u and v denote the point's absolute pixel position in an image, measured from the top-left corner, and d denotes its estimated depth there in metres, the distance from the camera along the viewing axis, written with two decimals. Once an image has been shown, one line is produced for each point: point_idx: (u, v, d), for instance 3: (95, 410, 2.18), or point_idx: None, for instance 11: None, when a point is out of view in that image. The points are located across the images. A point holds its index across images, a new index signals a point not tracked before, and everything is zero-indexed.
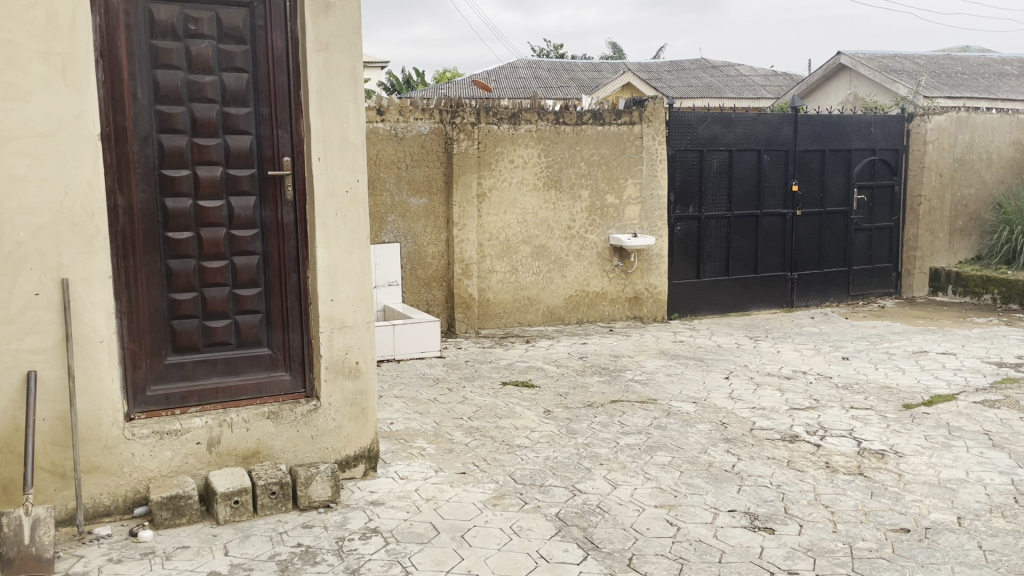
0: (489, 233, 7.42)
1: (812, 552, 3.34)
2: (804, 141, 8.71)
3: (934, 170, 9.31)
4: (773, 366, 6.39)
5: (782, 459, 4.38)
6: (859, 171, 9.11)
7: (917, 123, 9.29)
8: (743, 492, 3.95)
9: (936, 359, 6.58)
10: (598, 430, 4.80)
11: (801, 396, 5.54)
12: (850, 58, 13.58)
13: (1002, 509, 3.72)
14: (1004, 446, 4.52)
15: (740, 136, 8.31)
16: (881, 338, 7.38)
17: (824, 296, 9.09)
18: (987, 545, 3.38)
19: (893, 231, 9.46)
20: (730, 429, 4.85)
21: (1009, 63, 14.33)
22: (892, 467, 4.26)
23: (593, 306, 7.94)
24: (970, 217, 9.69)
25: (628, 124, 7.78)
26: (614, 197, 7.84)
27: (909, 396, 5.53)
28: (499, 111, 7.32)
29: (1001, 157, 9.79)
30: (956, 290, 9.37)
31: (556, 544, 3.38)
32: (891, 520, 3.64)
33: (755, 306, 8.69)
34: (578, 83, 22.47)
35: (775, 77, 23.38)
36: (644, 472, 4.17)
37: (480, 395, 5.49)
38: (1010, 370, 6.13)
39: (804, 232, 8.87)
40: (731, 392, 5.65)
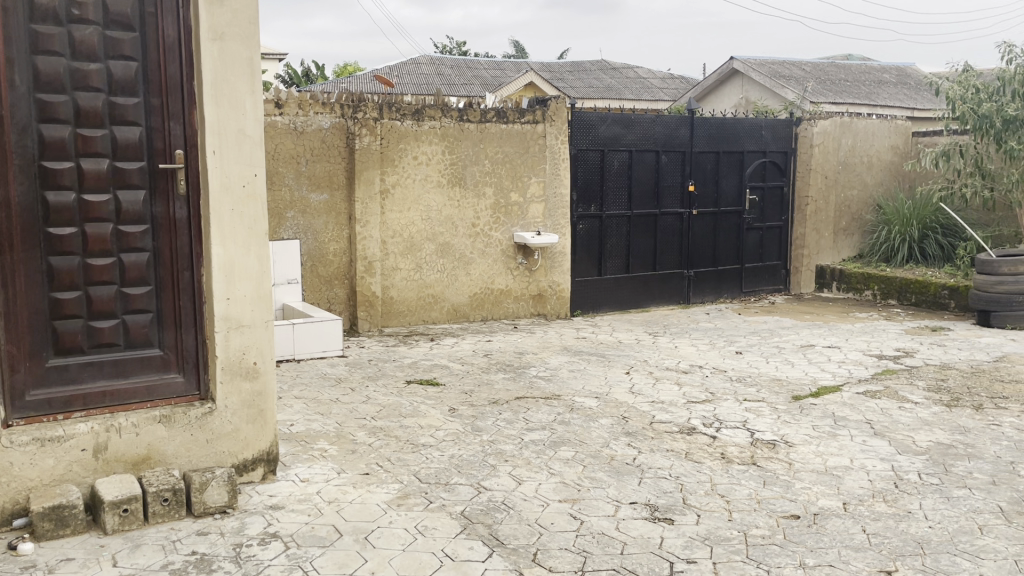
0: (392, 230, 7.33)
1: (709, 540, 3.45)
2: (700, 142, 8.98)
3: (819, 172, 9.76)
4: (672, 361, 6.57)
5: (680, 451, 4.50)
6: (751, 173, 9.47)
7: (804, 128, 9.73)
8: (644, 485, 4.04)
9: (822, 352, 6.91)
10: (503, 427, 4.81)
11: (698, 390, 5.70)
12: (742, 64, 14.15)
13: (883, 494, 3.94)
14: (885, 434, 4.78)
15: (640, 137, 8.50)
16: (771, 333, 7.70)
17: (719, 292, 9.43)
18: (870, 528, 3.57)
19: (782, 231, 9.90)
20: (631, 424, 4.95)
21: (887, 72, 15.19)
22: (783, 456, 4.44)
23: (498, 304, 7.96)
24: (853, 217, 10.21)
25: (531, 123, 7.85)
26: (518, 195, 7.89)
27: (798, 388, 5.78)
28: (402, 107, 7.25)
29: (881, 160, 10.35)
30: (839, 286, 9.87)
31: (461, 543, 3.37)
32: (782, 508, 3.79)
33: (654, 303, 8.92)
34: (481, 81, 22.48)
35: (672, 80, 24.06)
36: (548, 467, 4.21)
37: (383, 394, 5.41)
38: (890, 362, 6.50)
39: (700, 231, 9.16)
40: (631, 386, 5.77)
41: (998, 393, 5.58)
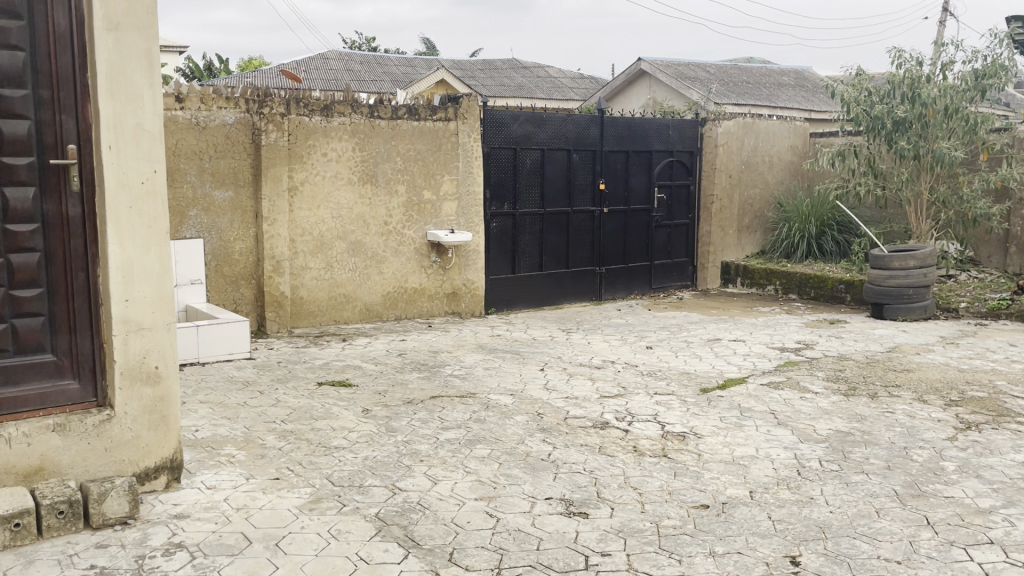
0: (301, 228, 7.17)
1: (623, 533, 3.51)
2: (610, 142, 9.12)
3: (724, 172, 10.06)
4: (585, 357, 6.65)
5: (594, 446, 4.56)
6: (658, 172, 9.69)
7: (709, 128, 10.00)
8: (559, 480, 4.07)
9: (728, 345, 7.12)
10: (418, 427, 4.76)
11: (610, 385, 5.79)
12: (649, 65, 14.47)
13: (787, 481, 4.08)
14: (787, 424, 4.97)
15: (551, 135, 8.56)
16: (679, 328, 7.89)
17: (629, 289, 9.62)
18: (775, 515, 3.70)
19: (689, 228, 10.17)
20: (545, 420, 4.98)
21: (786, 74, 15.78)
22: (692, 448, 4.56)
23: (411, 303, 7.89)
24: (755, 215, 10.57)
25: (443, 121, 7.83)
26: (430, 193, 7.84)
27: (705, 380, 5.95)
28: (310, 103, 7.10)
29: (781, 160, 10.74)
30: (743, 281, 10.20)
31: (376, 545, 3.32)
32: (692, 498, 3.89)
33: (567, 300, 9.02)
34: (392, 78, 22.22)
35: (582, 80, 24.37)
36: (464, 465, 4.20)
37: (294, 397, 5.29)
38: (791, 354, 6.76)
39: (610, 228, 9.30)
40: (546, 383, 5.81)
41: (891, 382, 5.87)
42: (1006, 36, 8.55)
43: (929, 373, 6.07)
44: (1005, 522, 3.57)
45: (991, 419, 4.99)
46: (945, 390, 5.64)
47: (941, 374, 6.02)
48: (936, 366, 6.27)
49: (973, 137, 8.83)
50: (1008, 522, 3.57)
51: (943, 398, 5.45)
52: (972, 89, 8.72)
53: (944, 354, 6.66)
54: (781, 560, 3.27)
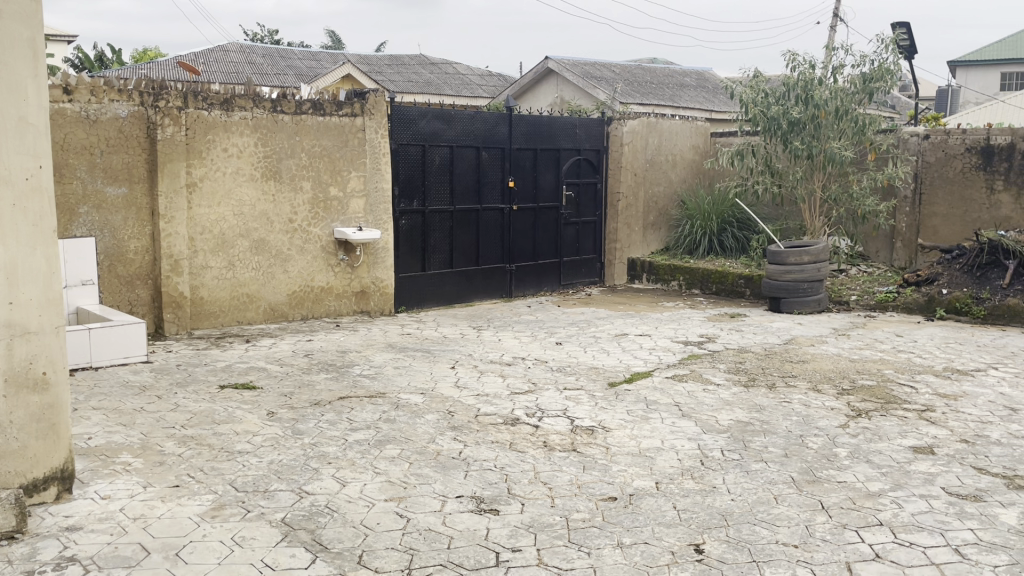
0: (201, 226, 6.92)
1: (533, 528, 3.53)
2: (518, 140, 9.16)
3: (629, 170, 10.26)
4: (495, 354, 6.67)
5: (504, 442, 4.57)
6: (566, 170, 9.79)
7: (615, 126, 10.18)
8: (470, 477, 4.06)
9: (635, 340, 7.27)
10: (325, 429, 4.67)
11: (520, 381, 5.83)
12: (556, 64, 14.62)
13: (691, 471, 4.20)
14: (692, 415, 5.11)
15: (460, 133, 8.54)
16: (588, 323, 8.02)
17: (539, 286, 9.70)
18: (680, 505, 3.80)
19: (596, 225, 10.33)
20: (456, 418, 4.97)
21: (688, 75, 16.23)
22: (600, 441, 4.63)
23: (318, 302, 7.73)
24: (659, 213, 10.82)
25: (350, 116, 7.70)
26: (337, 189, 7.70)
27: (613, 374, 6.06)
28: (209, 96, 6.87)
29: (684, 159, 11.04)
30: (649, 277, 10.41)
31: (282, 551, 3.24)
32: (600, 490, 3.95)
33: (477, 297, 9.02)
34: (296, 72, 21.71)
35: (490, 77, 24.41)
36: (373, 466, 4.14)
37: (194, 401, 5.10)
38: (695, 348, 6.96)
39: (520, 225, 9.35)
40: (456, 380, 5.80)
41: (788, 372, 6.13)
42: (891, 42, 9.00)
43: (823, 364, 6.35)
44: (893, 504, 3.77)
45: (879, 406, 5.26)
46: (838, 379, 5.91)
47: (834, 364, 6.31)
48: (830, 357, 6.57)
49: (862, 138, 9.27)
50: (896, 504, 3.77)
51: (836, 387, 5.71)
52: (860, 92, 9.14)
53: (836, 345, 6.99)
54: (685, 548, 3.36)
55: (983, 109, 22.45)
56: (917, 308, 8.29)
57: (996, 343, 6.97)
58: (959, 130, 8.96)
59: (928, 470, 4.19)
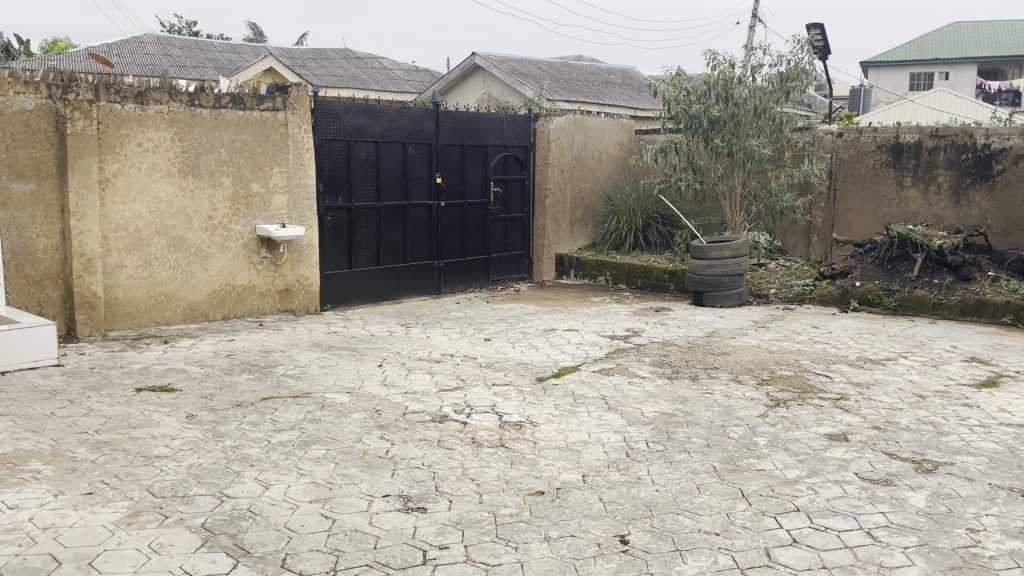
0: (115, 223, 6.68)
1: (461, 525, 3.52)
2: (445, 136, 9.12)
3: (556, 166, 10.33)
4: (423, 351, 6.63)
5: (432, 440, 4.55)
6: (494, 166, 9.80)
7: (541, 123, 10.23)
8: (397, 476, 4.03)
9: (563, 335, 7.33)
10: (247, 431, 4.57)
11: (448, 378, 5.81)
12: (483, 60, 14.63)
13: (617, 464, 4.25)
14: (618, 408, 5.18)
15: (385, 129, 8.46)
16: (516, 319, 8.05)
17: (468, 282, 9.68)
18: (606, 497, 3.85)
19: (524, 221, 10.37)
20: (383, 416, 4.92)
21: (613, 72, 16.43)
22: (528, 436, 4.65)
23: (240, 301, 7.56)
24: (586, 209, 10.94)
25: (271, 111, 7.53)
26: (259, 185, 7.53)
27: (541, 369, 6.10)
28: (122, 89, 6.62)
29: (610, 155, 11.17)
30: (576, 273, 10.52)
31: (202, 556, 3.16)
32: (527, 485, 3.97)
33: (405, 295, 8.95)
34: (216, 65, 21.14)
35: (417, 73, 24.25)
36: (297, 468, 4.07)
37: (109, 405, 4.92)
38: (621, 342, 7.06)
39: (448, 222, 9.31)
40: (383, 378, 5.75)
41: (710, 364, 6.27)
42: (806, 43, 9.29)
43: (743, 355, 6.52)
44: (809, 490, 3.90)
45: (797, 395, 5.44)
46: (757, 370, 6.08)
47: (754, 356, 6.49)
48: (750, 348, 6.75)
49: (780, 136, 9.55)
50: (812, 490, 3.90)
51: (755, 377, 5.88)
52: (777, 91, 9.42)
53: (756, 337, 7.18)
54: (611, 540, 3.41)
55: (893, 109, 23.36)
56: (832, 301, 8.59)
57: (906, 333, 7.27)
58: (870, 128, 9.32)
59: (842, 456, 4.35)
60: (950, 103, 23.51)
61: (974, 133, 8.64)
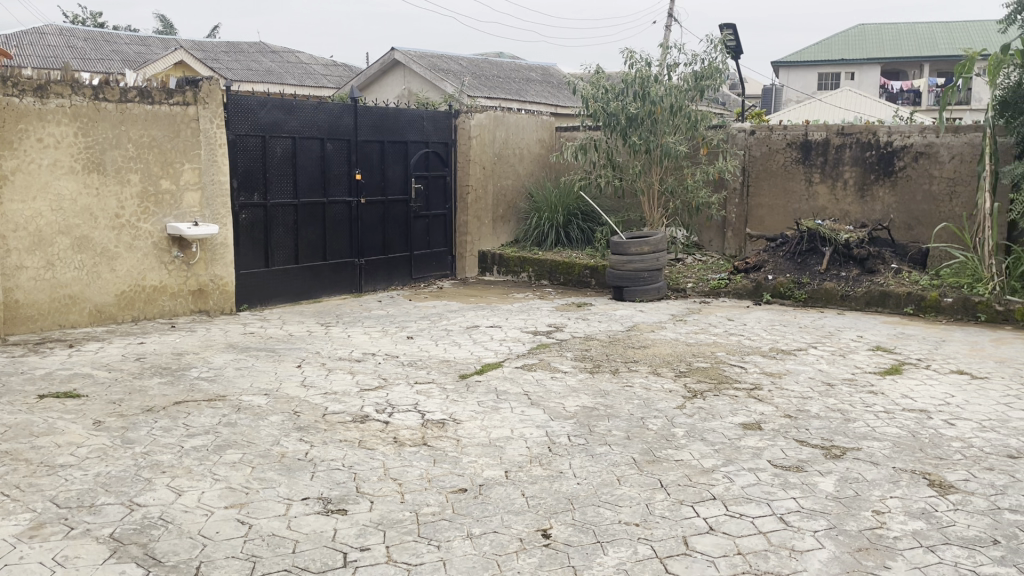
0: (13, 223, 6.35)
1: (382, 525, 3.48)
2: (364, 131, 8.99)
3: (478, 163, 10.32)
4: (344, 350, 6.53)
5: (353, 440, 4.48)
6: (415, 163, 9.71)
7: (462, 119, 10.19)
8: (317, 478, 3.96)
9: (486, 332, 7.33)
10: (159, 437, 4.41)
11: (370, 377, 5.74)
12: (403, 55, 14.49)
13: (539, 458, 4.28)
14: (540, 404, 5.21)
15: (302, 124, 8.29)
16: (439, 316, 8.01)
17: (389, 280, 9.58)
18: (528, 492, 3.86)
19: (446, 218, 10.32)
20: (302, 418, 4.82)
21: (534, 70, 16.51)
22: (451, 434, 4.64)
23: (151, 302, 7.30)
24: (508, 205, 10.96)
25: (181, 105, 7.29)
26: (169, 182, 7.29)
27: (464, 366, 6.09)
28: (20, 81, 6.30)
29: (531, 152, 11.22)
30: (499, 270, 10.53)
31: (110, 568, 3.03)
32: (450, 483, 3.96)
33: (325, 293, 8.80)
34: (122, 57, 20.35)
35: (335, 68, 23.87)
36: (212, 473, 3.95)
37: (9, 413, 4.68)
38: (543, 337, 7.10)
39: (368, 219, 9.19)
40: (302, 379, 5.63)
41: (631, 358, 6.37)
42: (719, 43, 9.53)
43: (662, 348, 6.65)
44: (725, 478, 4.00)
45: (713, 386, 5.57)
46: (675, 362, 6.21)
47: (672, 349, 6.62)
48: (668, 341, 6.88)
49: (696, 133, 9.76)
50: (727, 478, 4.00)
51: (674, 370, 6.00)
52: (692, 89, 9.63)
53: (674, 330, 7.33)
54: (533, 534, 3.42)
55: (803, 108, 24.17)
56: (746, 294, 8.84)
57: (815, 324, 7.54)
58: (780, 126, 9.62)
59: (757, 444, 4.48)
60: (855, 102, 24.49)
61: (877, 131, 9.02)
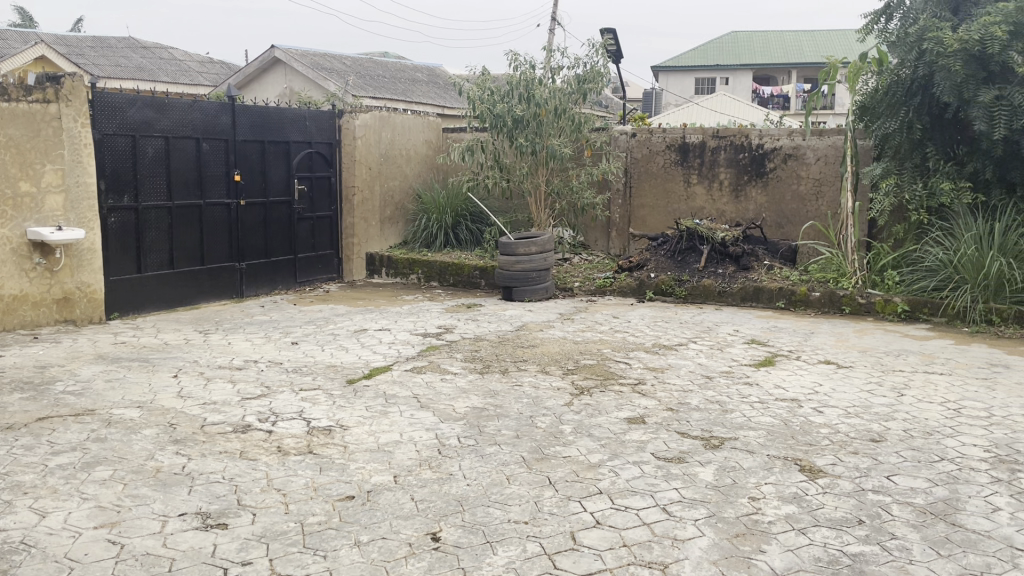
0: None
1: (265, 538, 3.38)
2: (243, 131, 8.71)
3: (364, 164, 10.17)
4: (224, 358, 6.30)
5: (233, 452, 4.32)
6: (297, 163, 9.48)
7: (346, 119, 10.01)
8: (195, 493, 3.80)
9: (374, 335, 7.23)
10: (20, 456, 4.12)
11: (251, 385, 5.55)
12: (283, 53, 14.11)
13: (429, 461, 4.25)
14: (430, 406, 5.18)
15: (175, 123, 7.95)
16: (325, 321, 7.83)
17: (273, 284, 9.32)
18: (417, 495, 3.83)
19: (331, 220, 10.12)
20: (178, 430, 4.61)
21: (419, 70, 16.42)
22: (338, 440, 4.54)
23: (9, 311, 6.84)
24: (396, 207, 10.86)
25: (42, 103, 6.84)
26: (29, 184, 6.83)
27: (351, 371, 5.98)
28: None
29: (418, 153, 11.15)
30: (388, 271, 10.39)
31: None
32: (337, 491, 3.87)
33: (204, 299, 8.47)
34: None
35: (211, 66, 23.02)
36: (79, 492, 3.72)
37: None
38: (432, 339, 7.06)
39: (249, 221, 8.91)
40: (179, 390, 5.39)
41: (520, 357, 6.43)
42: (601, 47, 9.74)
43: (550, 347, 6.73)
44: (611, 472, 4.09)
45: (599, 383, 5.69)
46: (563, 360, 6.30)
47: (559, 347, 6.71)
48: (556, 340, 6.98)
49: (580, 135, 9.95)
50: (613, 472, 4.09)
51: (562, 368, 6.09)
52: (576, 92, 9.81)
53: (561, 329, 7.44)
54: (422, 538, 3.40)
55: (681, 112, 25.02)
56: (630, 292, 9.07)
57: (695, 320, 7.82)
58: (660, 129, 9.92)
59: (641, 438, 4.60)
60: (729, 106, 25.58)
61: (749, 134, 9.44)
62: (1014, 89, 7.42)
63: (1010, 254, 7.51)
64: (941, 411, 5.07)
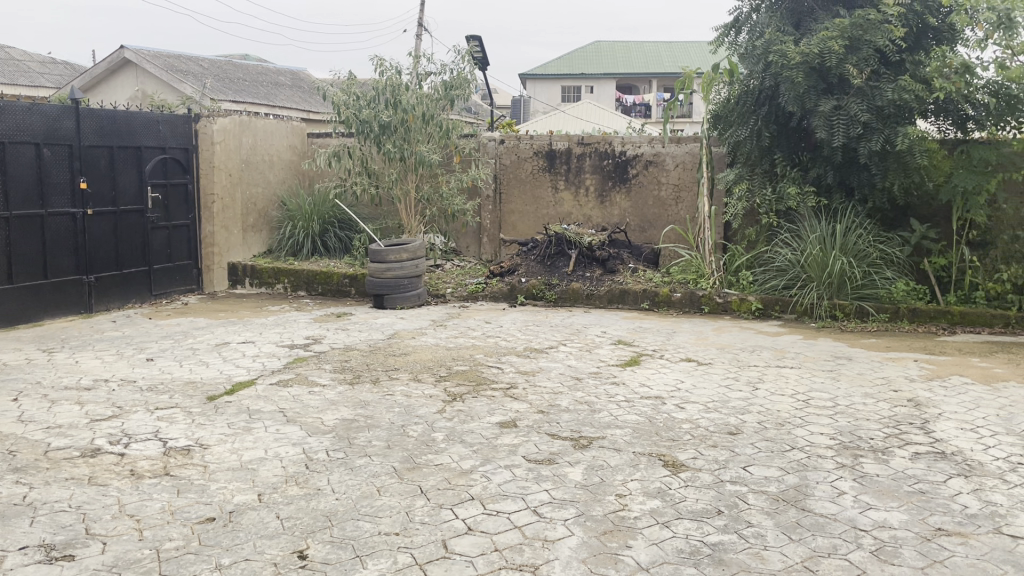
0: None
1: (117, 567, 3.18)
2: (88, 136, 8.19)
3: (223, 170, 9.78)
4: (71, 378, 5.89)
5: (81, 478, 4.05)
6: (150, 170, 9.01)
7: (203, 124, 9.60)
8: (38, 524, 3.52)
9: (237, 348, 6.96)
10: None
11: (101, 406, 5.21)
12: (133, 53, 13.40)
13: (295, 477, 4.12)
14: (296, 420, 5.03)
15: (10, 127, 7.40)
16: (184, 335, 7.47)
17: (126, 298, 8.80)
18: (283, 513, 3.70)
19: (189, 229, 9.67)
20: (18, 458, 4.27)
21: (282, 73, 15.97)
22: (197, 460, 4.34)
23: None
24: (259, 214, 10.50)
25: None
26: None
27: (212, 387, 5.72)
28: None
29: (281, 159, 10.83)
30: (252, 281, 10.01)
31: None
32: (196, 513, 3.69)
33: (48, 315, 7.91)
34: None
35: (54, 67, 21.59)
36: None
37: None
38: (300, 350, 6.87)
39: (98, 231, 8.39)
40: (20, 414, 4.99)
41: (391, 366, 6.35)
42: (466, 54, 9.79)
43: (422, 354, 6.69)
44: (482, 477, 4.10)
45: (471, 389, 5.70)
46: (435, 367, 6.27)
47: (432, 354, 6.68)
48: (428, 347, 6.94)
49: (448, 141, 9.96)
50: (485, 478, 4.10)
51: (434, 375, 6.07)
52: (443, 99, 9.82)
53: (434, 335, 7.41)
54: (288, 557, 3.29)
55: (549, 118, 25.50)
56: (502, 297, 9.13)
57: (565, 322, 7.98)
58: (527, 135, 10.06)
59: (511, 442, 4.63)
60: (595, 113, 26.30)
61: (612, 141, 9.72)
62: (849, 99, 7.98)
63: (851, 253, 8.06)
64: (792, 403, 5.38)
